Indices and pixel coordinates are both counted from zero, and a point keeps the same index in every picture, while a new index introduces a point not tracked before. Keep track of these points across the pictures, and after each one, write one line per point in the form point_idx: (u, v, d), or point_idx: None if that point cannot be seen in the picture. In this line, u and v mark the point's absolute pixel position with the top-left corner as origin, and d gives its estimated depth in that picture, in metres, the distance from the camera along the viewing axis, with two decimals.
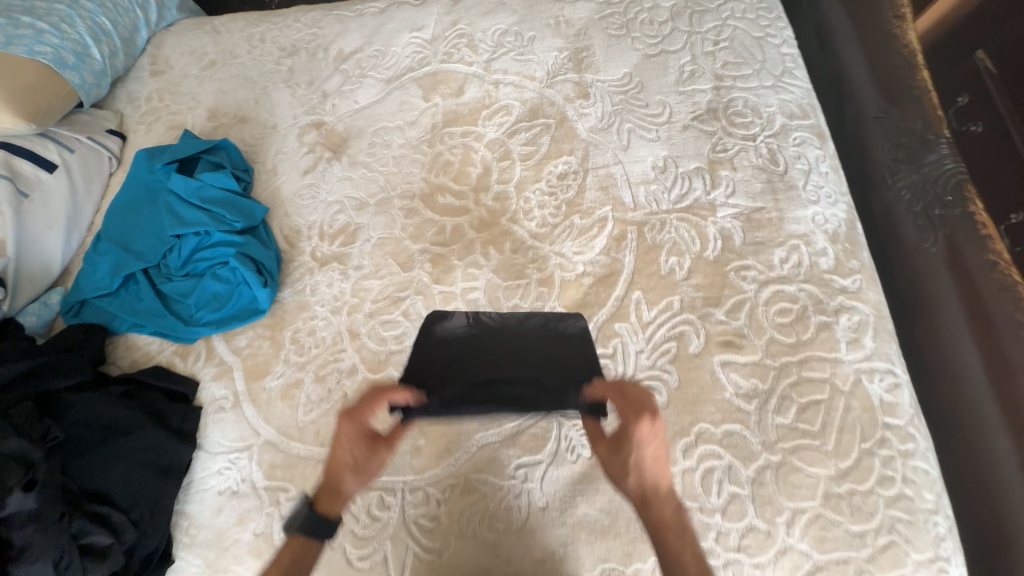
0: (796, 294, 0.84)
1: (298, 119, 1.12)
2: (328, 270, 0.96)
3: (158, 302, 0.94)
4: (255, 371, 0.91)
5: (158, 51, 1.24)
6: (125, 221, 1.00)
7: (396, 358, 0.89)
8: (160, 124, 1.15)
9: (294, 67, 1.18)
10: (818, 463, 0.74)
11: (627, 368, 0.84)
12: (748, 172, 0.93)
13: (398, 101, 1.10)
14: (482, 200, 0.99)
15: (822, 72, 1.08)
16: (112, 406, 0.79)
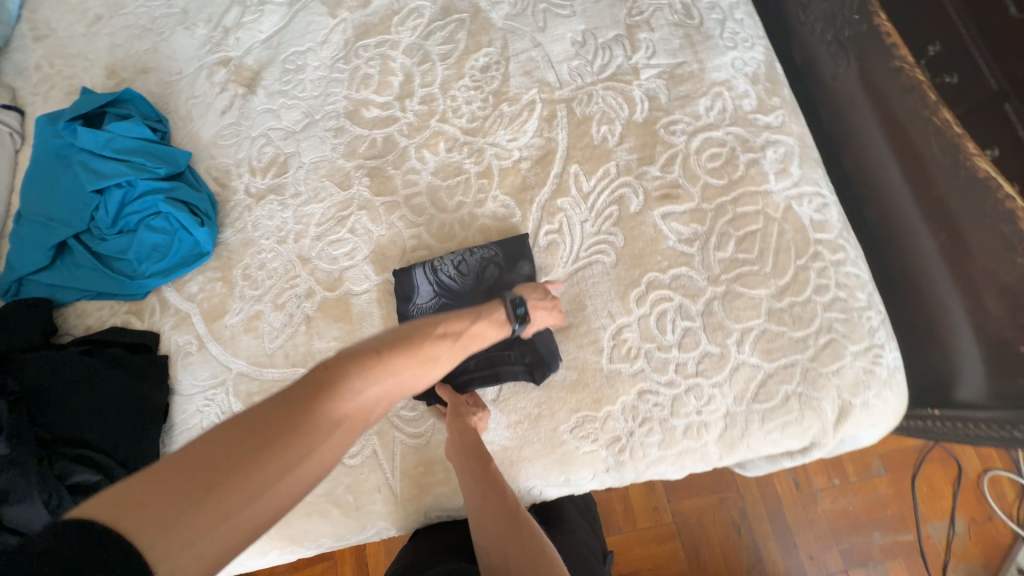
0: (724, 138, 0.86)
1: (203, 60, 1.06)
2: (267, 204, 0.95)
3: (98, 265, 0.92)
4: (213, 313, 0.90)
5: (35, 15, 1.14)
6: (42, 191, 0.95)
7: (351, 273, 0.89)
8: (57, 91, 1.08)
9: (187, 6, 1.10)
10: (758, 286, 0.80)
11: (574, 238, 0.86)
12: (666, 30, 0.93)
13: (304, 22, 1.05)
14: (409, 106, 0.97)
15: None
16: (70, 362, 0.79)
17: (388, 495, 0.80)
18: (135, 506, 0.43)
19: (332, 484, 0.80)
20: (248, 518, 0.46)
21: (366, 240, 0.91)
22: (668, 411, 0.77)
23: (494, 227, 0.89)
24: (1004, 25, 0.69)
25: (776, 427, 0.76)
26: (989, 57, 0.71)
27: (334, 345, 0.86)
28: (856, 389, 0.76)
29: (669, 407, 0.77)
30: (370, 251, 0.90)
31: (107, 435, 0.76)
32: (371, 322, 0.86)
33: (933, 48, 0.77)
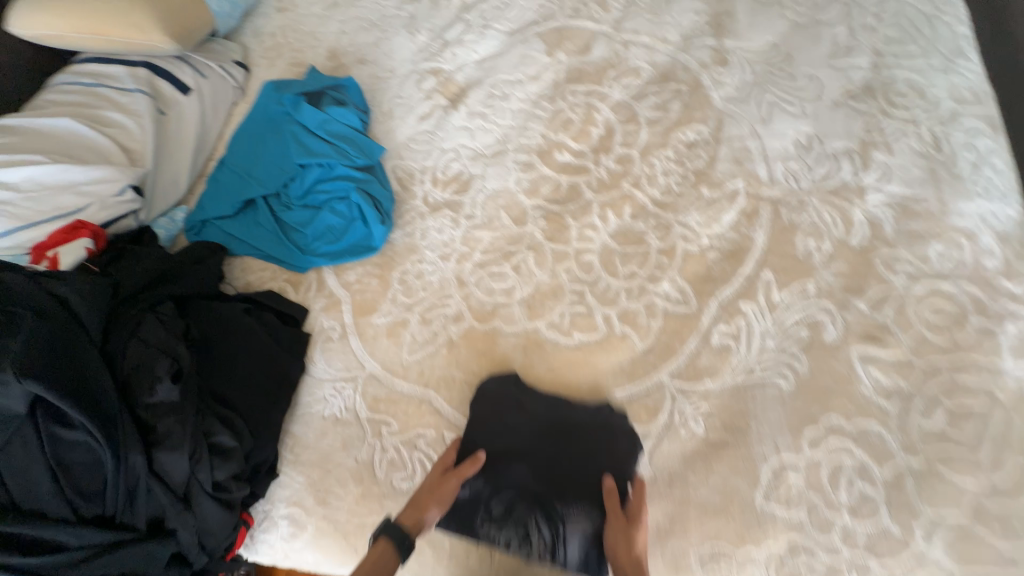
0: (954, 293, 0.76)
1: (416, 65, 1.11)
2: (439, 216, 0.95)
3: (276, 229, 0.96)
4: (362, 307, 0.91)
5: None
6: (249, 148, 1.02)
7: (504, 311, 0.87)
8: (282, 60, 1.17)
9: (415, 13, 1.17)
10: (966, 474, 0.68)
11: (750, 349, 0.79)
12: (907, 158, 0.85)
13: (520, 54, 1.07)
14: (604, 161, 0.95)
15: None
16: (236, 318, 0.81)
17: (482, 555, 0.74)
18: None
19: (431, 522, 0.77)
20: None
21: (526, 281, 0.88)
22: None
23: (663, 309, 0.84)
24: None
25: None
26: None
27: (470, 378, 0.83)
28: None
29: None
30: (528, 294, 0.87)
31: (250, 401, 0.77)
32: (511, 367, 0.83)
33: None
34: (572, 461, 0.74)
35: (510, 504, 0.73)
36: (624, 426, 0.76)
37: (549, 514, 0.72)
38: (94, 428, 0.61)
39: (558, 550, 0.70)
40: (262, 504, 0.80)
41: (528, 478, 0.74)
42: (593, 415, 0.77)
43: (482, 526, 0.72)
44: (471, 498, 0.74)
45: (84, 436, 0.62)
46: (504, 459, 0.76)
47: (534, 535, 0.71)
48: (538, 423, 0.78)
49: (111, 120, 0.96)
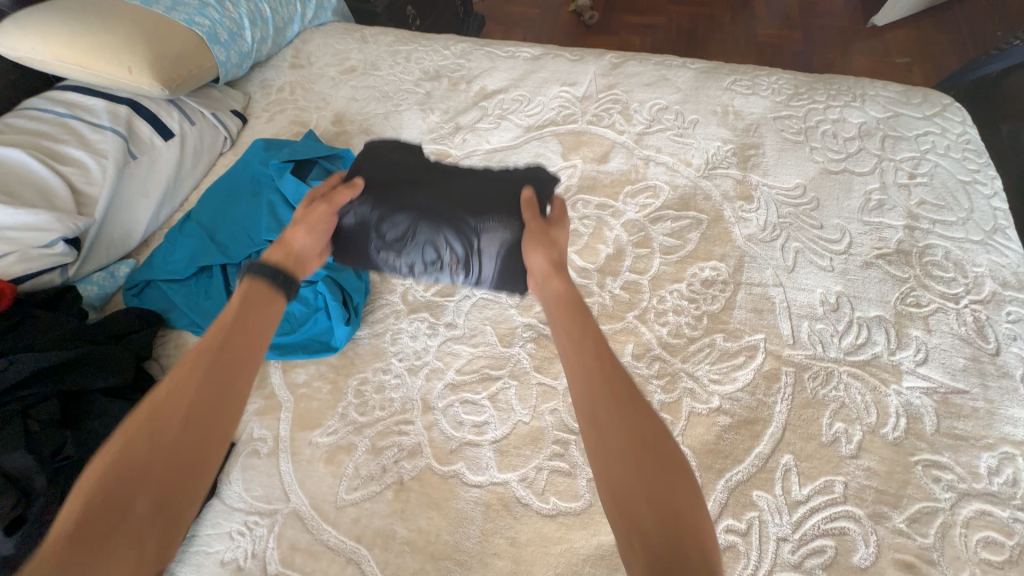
0: (1008, 523, 0.63)
1: (423, 145, 1.04)
2: (415, 320, 0.84)
3: (225, 306, 0.84)
4: (305, 418, 0.76)
5: (302, 46, 1.23)
6: (220, 207, 0.91)
7: (470, 452, 0.72)
8: (284, 116, 1.11)
9: (432, 92, 1.13)
10: None
11: (762, 557, 0.63)
12: (948, 340, 0.76)
13: (534, 152, 1.01)
14: (609, 285, 0.85)
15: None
16: None
17: None
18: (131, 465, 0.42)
19: None
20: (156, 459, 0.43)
21: (502, 417, 0.75)
22: None
23: None
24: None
25: None
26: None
27: (414, 537, 0.67)
28: None
29: None
30: (503, 435, 0.73)
31: None
32: (466, 531, 0.67)
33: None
34: (470, 179, 0.72)
35: (408, 228, 0.68)
36: (538, 165, 0.75)
37: (450, 221, 0.67)
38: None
39: (466, 262, 0.69)
40: None
41: (430, 205, 0.68)
42: (505, 171, 0.73)
43: (377, 254, 0.70)
44: (358, 225, 0.68)
45: None
46: (389, 187, 0.70)
47: (444, 241, 0.68)
48: (430, 164, 0.74)
49: (69, 159, 0.86)
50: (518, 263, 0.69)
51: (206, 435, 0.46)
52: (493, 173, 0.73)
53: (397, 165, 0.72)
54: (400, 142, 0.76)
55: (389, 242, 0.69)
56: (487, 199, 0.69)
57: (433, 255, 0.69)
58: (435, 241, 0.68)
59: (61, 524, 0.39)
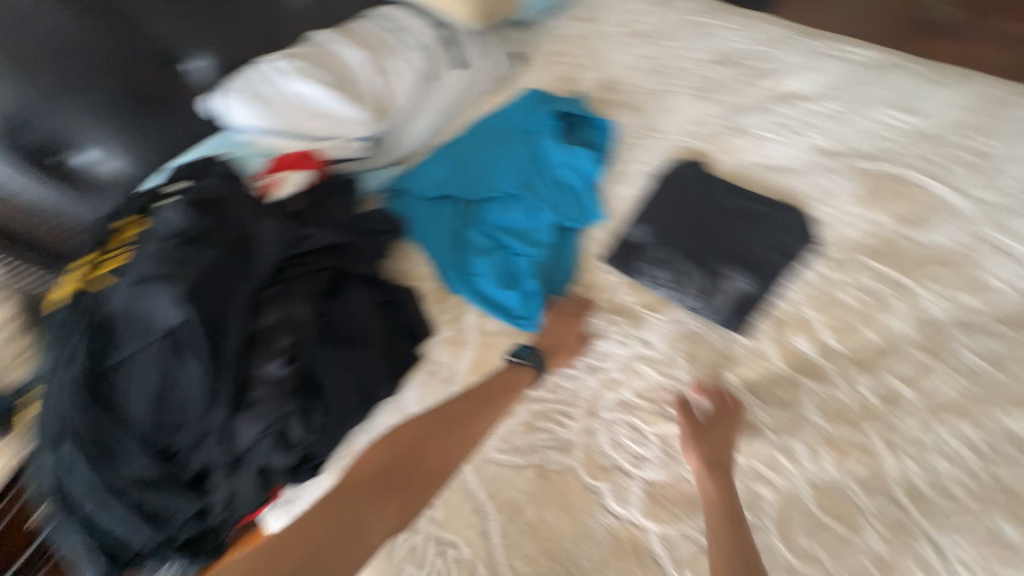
0: None
1: (684, 139, 0.95)
2: (612, 320, 0.79)
3: (453, 237, 0.90)
4: (482, 364, 0.82)
5: (595, 1, 1.19)
6: (479, 145, 0.97)
7: (619, 479, 0.68)
8: (555, 70, 1.11)
9: (720, 78, 0.99)
10: None
11: None
12: None
13: (819, 185, 0.83)
14: (858, 382, 0.68)
15: None
16: (371, 312, 0.76)
17: None
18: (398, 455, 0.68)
19: None
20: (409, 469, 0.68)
21: (665, 463, 0.68)
22: None
23: None
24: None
25: None
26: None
27: (538, 526, 0.68)
28: None
29: None
30: (659, 482, 0.67)
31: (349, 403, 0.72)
32: (588, 550, 0.66)
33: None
34: (739, 228, 0.81)
35: (671, 255, 0.81)
36: (803, 219, 0.80)
37: (709, 260, 0.79)
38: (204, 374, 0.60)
39: (713, 295, 0.77)
40: (295, 488, 0.78)
41: (694, 244, 0.81)
42: (773, 215, 0.81)
43: (641, 265, 0.82)
44: (634, 241, 0.84)
45: (196, 372, 0.59)
46: (668, 218, 0.85)
47: (698, 273, 0.78)
48: (706, 200, 0.86)
49: (391, 70, 1.01)
50: (755, 315, 0.75)
51: (441, 468, 0.69)
52: (761, 227, 0.81)
53: (678, 201, 0.86)
54: (704, 174, 0.89)
55: (655, 255, 0.82)
56: (748, 250, 0.79)
57: (687, 280, 0.79)
58: (692, 273, 0.79)
59: (361, 471, 0.67)
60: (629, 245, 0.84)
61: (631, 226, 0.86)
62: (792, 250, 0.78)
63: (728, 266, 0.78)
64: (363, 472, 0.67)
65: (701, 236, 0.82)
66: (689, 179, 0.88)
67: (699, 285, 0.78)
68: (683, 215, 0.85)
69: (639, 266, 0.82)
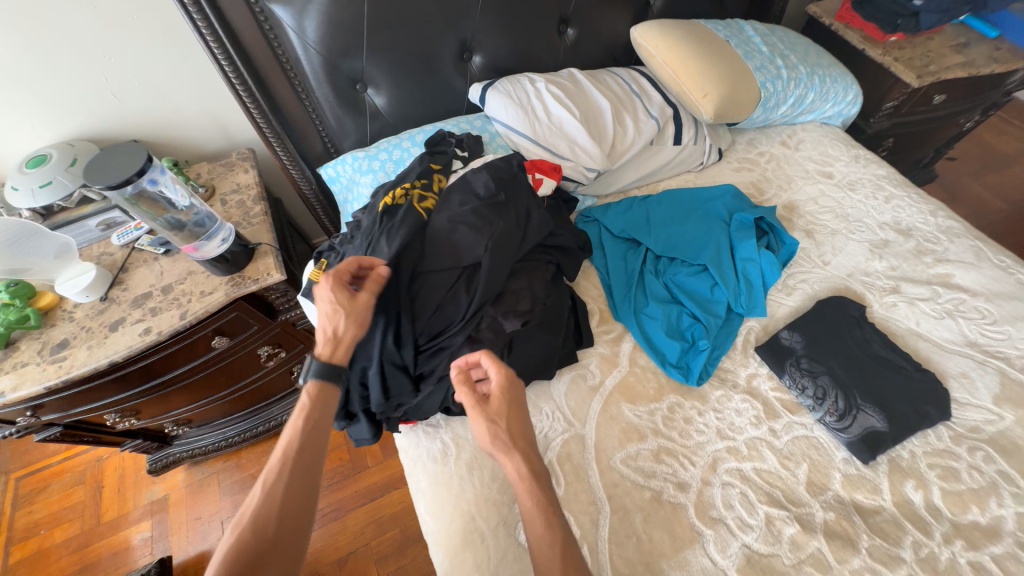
0: None
1: (849, 279, 1.08)
2: (749, 401, 0.92)
3: (632, 276, 1.06)
4: (626, 388, 0.94)
5: (799, 135, 1.37)
6: (674, 212, 1.14)
7: (723, 534, 0.79)
8: (749, 176, 1.28)
9: (892, 243, 1.13)
10: None
11: None
12: None
13: (963, 368, 0.93)
14: (956, 546, 0.76)
15: None
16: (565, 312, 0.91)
17: None
18: (279, 506, 0.56)
19: None
20: (296, 492, 0.58)
21: (767, 538, 0.78)
22: None
23: None
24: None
25: None
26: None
27: (642, 538, 0.79)
28: None
29: None
30: (757, 550, 0.77)
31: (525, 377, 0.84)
32: None
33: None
34: (884, 374, 0.92)
35: (818, 371, 0.92)
36: (945, 392, 0.90)
37: (851, 389, 0.90)
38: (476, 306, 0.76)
39: (846, 419, 0.87)
40: (441, 418, 0.93)
41: (841, 370, 0.92)
42: (918, 375, 0.92)
43: (788, 367, 0.94)
44: (786, 345, 0.97)
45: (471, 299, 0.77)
46: (822, 339, 0.96)
47: (838, 395, 0.89)
48: (860, 339, 0.97)
49: (626, 124, 1.18)
50: (880, 451, 0.85)
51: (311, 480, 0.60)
52: (906, 381, 0.91)
53: (834, 328, 0.98)
54: (861, 316, 1.00)
55: (805, 365, 0.93)
56: (889, 395, 0.89)
57: (826, 397, 0.90)
58: (833, 393, 0.89)
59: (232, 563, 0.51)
60: (780, 346, 0.97)
61: (788, 333, 0.98)
62: (928, 412, 0.88)
63: (868, 401, 0.88)
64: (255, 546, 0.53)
65: (848, 367, 0.93)
66: (849, 315, 1.00)
67: (836, 405, 0.88)
68: (836, 342, 0.96)
69: (784, 367, 0.94)
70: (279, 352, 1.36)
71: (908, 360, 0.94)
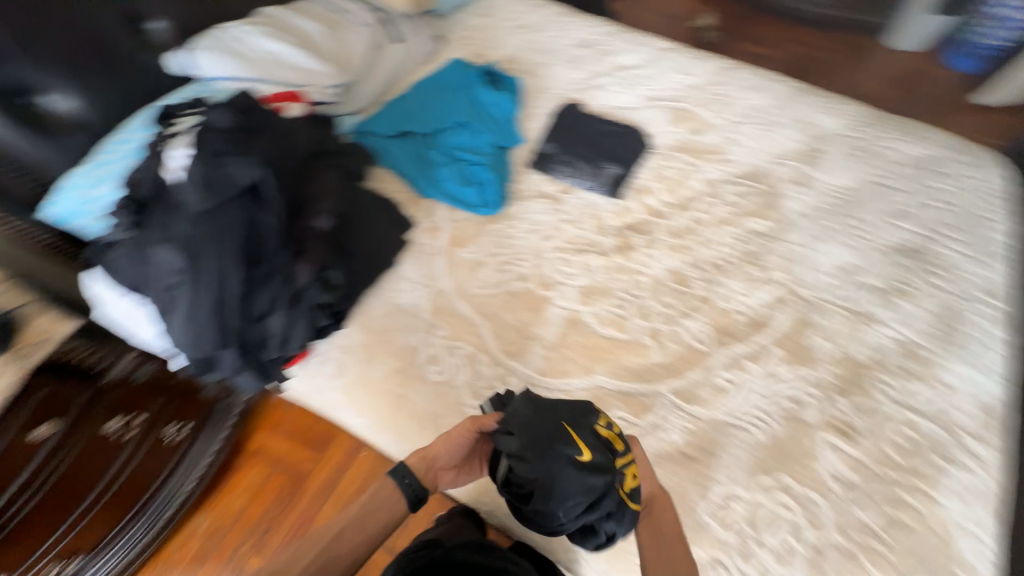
0: (925, 428, 0.89)
1: (566, 92, 1.40)
2: (540, 202, 1.19)
3: (417, 160, 1.22)
4: (456, 240, 1.13)
5: (491, 3, 1.62)
6: (424, 96, 1.30)
7: (560, 289, 1.07)
8: (470, 49, 1.50)
9: (582, 56, 1.48)
10: (881, 569, 0.78)
11: (741, 398, 0.93)
12: (924, 313, 1.00)
13: (648, 116, 1.34)
14: (680, 215, 1.16)
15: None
16: (378, 204, 1.10)
17: None
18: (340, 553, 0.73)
19: (441, 412, 0.93)
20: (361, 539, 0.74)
21: (585, 275, 1.08)
22: None
23: (685, 341, 1.00)
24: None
25: None
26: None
27: (513, 323, 1.02)
28: None
29: None
30: (583, 284, 1.07)
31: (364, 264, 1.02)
32: (548, 329, 1.02)
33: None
34: (606, 141, 1.28)
35: (569, 160, 1.24)
36: (642, 134, 1.30)
37: (591, 160, 1.24)
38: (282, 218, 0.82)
39: (596, 179, 1.21)
40: (323, 343, 1.00)
41: (582, 152, 1.25)
42: (626, 131, 1.29)
43: (552, 166, 1.23)
44: (545, 153, 1.25)
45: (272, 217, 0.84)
46: (564, 138, 1.28)
47: (586, 169, 1.23)
48: (586, 126, 1.30)
49: (344, 41, 1.27)
50: (623, 188, 1.21)
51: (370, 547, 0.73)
52: (619, 139, 1.28)
53: (569, 128, 1.30)
54: (582, 111, 1.34)
55: (561, 159, 1.24)
56: (614, 152, 1.25)
57: (580, 173, 1.22)
58: (583, 169, 1.23)
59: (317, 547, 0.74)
60: (542, 156, 1.25)
61: (542, 145, 1.27)
62: (638, 151, 1.27)
63: (603, 162, 1.23)
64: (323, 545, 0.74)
65: (586, 148, 1.26)
66: (574, 114, 1.32)
67: (587, 175, 1.22)
68: (573, 136, 1.28)
69: (549, 168, 1.23)
70: (139, 416, 1.19)
71: (617, 125, 1.31)
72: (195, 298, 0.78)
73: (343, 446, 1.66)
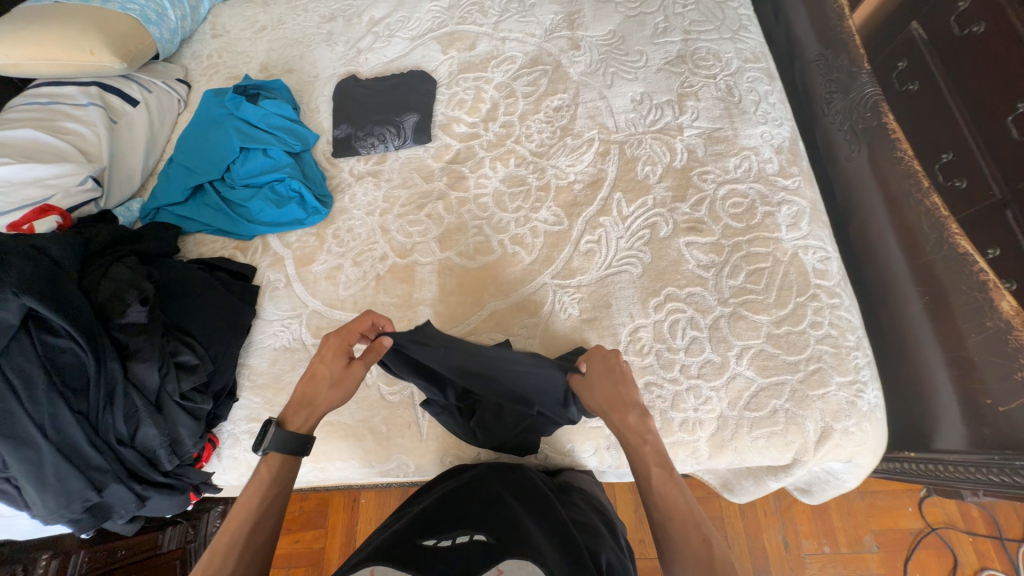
0: (747, 191, 1.03)
1: (337, 70, 1.34)
2: (364, 183, 1.16)
3: (222, 208, 1.13)
4: (304, 259, 1.09)
5: (217, 21, 1.49)
6: (192, 143, 1.19)
7: (421, 247, 1.08)
8: (220, 76, 1.39)
9: (333, 30, 1.41)
10: (761, 312, 0.93)
11: (609, 249, 1.01)
12: (710, 103, 1.14)
13: (420, 54, 1.33)
14: (491, 127, 1.20)
15: (778, 42, 1.36)
16: (207, 272, 1.03)
17: (416, 431, 0.92)
18: (259, 528, 0.63)
19: (371, 414, 0.93)
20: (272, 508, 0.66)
21: (437, 223, 1.10)
22: (669, 404, 0.88)
23: (544, 230, 1.06)
24: (1008, 143, 0.84)
25: (762, 435, 0.85)
26: (996, 169, 0.86)
27: (395, 300, 1.02)
28: (837, 415, 0.85)
29: (671, 401, 0.88)
30: (439, 232, 1.09)
31: (222, 331, 0.94)
32: (428, 288, 1.03)
33: (947, 155, 0.93)
34: (394, 94, 1.25)
35: (370, 129, 1.20)
36: (422, 72, 1.28)
37: (388, 118, 1.21)
38: (79, 334, 0.76)
39: (403, 133, 1.19)
40: (227, 425, 0.93)
41: (378, 116, 1.22)
42: (407, 77, 1.28)
43: (357, 144, 1.20)
44: (344, 136, 1.21)
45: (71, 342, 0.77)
46: (354, 114, 1.24)
47: (388, 129, 1.19)
48: (368, 92, 1.27)
49: (70, 129, 1.10)
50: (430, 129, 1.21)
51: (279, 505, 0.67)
52: (405, 86, 1.26)
53: (353, 101, 1.26)
54: (359, 81, 1.30)
55: (362, 134, 1.20)
56: (406, 101, 1.23)
57: (386, 136, 1.19)
58: (385, 130, 1.19)
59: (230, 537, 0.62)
60: (342, 140, 1.21)
61: (338, 130, 1.22)
62: (427, 88, 1.25)
63: (401, 114, 1.21)
64: (234, 540, 0.61)
65: (378, 110, 1.23)
66: (353, 87, 1.28)
67: (393, 134, 1.19)
68: (361, 107, 1.24)
69: (355, 148, 1.20)
70: None
71: (397, 76, 1.29)
72: (29, 455, 0.73)
73: (344, 504, 1.46)
